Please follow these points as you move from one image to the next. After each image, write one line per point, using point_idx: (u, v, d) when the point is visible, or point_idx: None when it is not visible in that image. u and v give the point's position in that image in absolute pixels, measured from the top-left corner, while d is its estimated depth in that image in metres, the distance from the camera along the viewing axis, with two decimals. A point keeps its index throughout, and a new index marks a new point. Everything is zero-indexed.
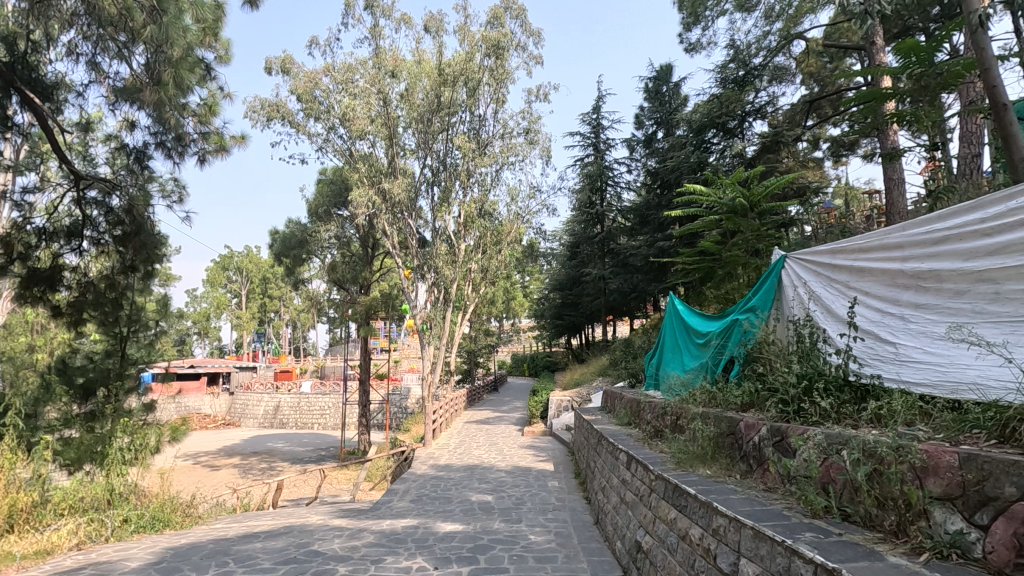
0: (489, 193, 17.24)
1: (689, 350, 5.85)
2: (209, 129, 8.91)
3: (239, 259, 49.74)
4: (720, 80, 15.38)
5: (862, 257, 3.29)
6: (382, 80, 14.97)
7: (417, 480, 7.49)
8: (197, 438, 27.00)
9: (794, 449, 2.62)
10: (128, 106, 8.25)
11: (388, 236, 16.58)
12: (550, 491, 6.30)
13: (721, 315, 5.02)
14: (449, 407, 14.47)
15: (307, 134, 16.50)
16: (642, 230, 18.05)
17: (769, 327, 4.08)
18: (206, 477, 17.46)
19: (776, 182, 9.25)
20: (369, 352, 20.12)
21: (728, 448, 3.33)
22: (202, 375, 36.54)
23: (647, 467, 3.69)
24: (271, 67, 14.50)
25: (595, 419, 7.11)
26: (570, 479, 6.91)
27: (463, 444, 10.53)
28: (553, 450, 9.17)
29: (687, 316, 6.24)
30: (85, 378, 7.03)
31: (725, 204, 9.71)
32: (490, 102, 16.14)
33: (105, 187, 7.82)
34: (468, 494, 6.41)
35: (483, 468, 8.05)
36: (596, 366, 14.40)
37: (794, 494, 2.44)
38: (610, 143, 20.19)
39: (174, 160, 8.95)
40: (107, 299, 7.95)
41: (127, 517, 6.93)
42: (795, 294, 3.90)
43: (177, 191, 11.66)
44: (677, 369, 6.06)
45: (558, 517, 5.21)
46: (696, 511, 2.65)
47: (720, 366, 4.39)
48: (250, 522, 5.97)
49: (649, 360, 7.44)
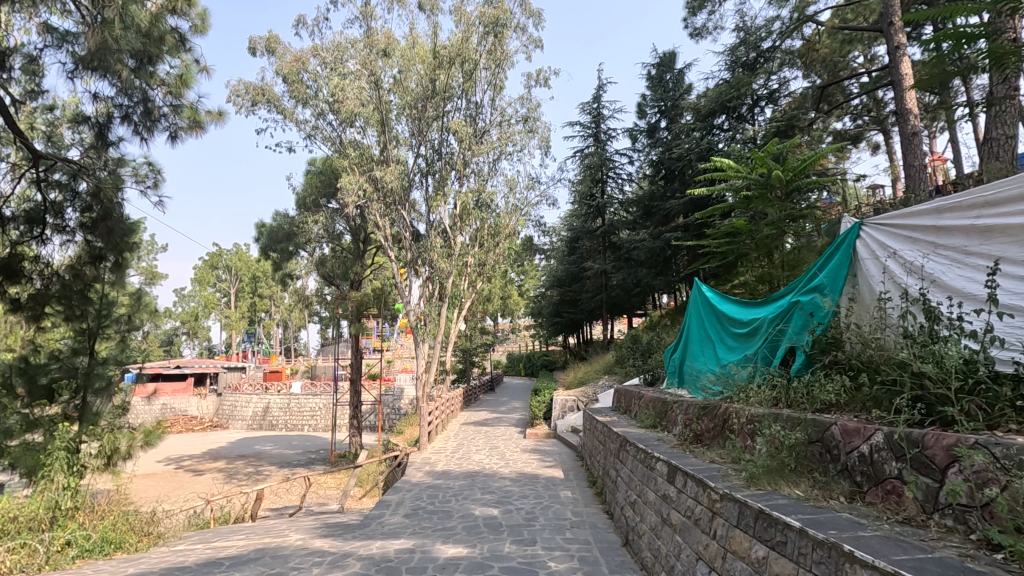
0: (486, 184, 16.48)
1: (723, 343, 5.15)
2: (181, 102, 8.09)
3: (228, 258, 48.58)
4: (729, 63, 14.66)
5: (989, 213, 2.56)
6: (373, 62, 14.17)
7: (412, 490, 6.69)
8: (182, 441, 26.06)
9: (945, 465, 1.89)
10: (88, 75, 7.40)
11: (380, 228, 15.81)
12: (564, 504, 5.54)
13: (769, 299, 4.30)
14: (445, 408, 13.66)
15: (295, 121, 15.69)
16: (647, 222, 17.36)
17: (845, 309, 3.34)
18: (189, 483, 16.57)
19: (813, 154, 8.36)
20: (361, 351, 19.30)
21: (816, 461, 2.60)
22: (189, 376, 35.50)
23: (702, 483, 2.95)
24: (255, 46, 13.61)
25: (612, 420, 6.36)
26: (585, 488, 6.14)
27: (461, 448, 9.75)
28: (560, 455, 8.40)
29: (717, 306, 5.54)
30: (49, 378, 6.23)
31: (755, 181, 8.80)
32: (487, 88, 15.44)
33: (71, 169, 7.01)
34: (471, 507, 5.63)
35: (485, 476, 7.27)
36: (601, 364, 13.66)
37: (967, 532, 1.71)
38: (611, 133, 19.45)
39: (141, 136, 8.11)
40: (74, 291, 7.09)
41: (68, 540, 6.09)
42: (881, 270, 3.16)
43: (152, 175, 10.85)
44: (708, 362, 5.36)
45: (579, 536, 4.43)
46: (807, 554, 1.91)
47: (777, 357, 3.68)
48: (218, 543, 5.15)
49: (672, 354, 6.74)
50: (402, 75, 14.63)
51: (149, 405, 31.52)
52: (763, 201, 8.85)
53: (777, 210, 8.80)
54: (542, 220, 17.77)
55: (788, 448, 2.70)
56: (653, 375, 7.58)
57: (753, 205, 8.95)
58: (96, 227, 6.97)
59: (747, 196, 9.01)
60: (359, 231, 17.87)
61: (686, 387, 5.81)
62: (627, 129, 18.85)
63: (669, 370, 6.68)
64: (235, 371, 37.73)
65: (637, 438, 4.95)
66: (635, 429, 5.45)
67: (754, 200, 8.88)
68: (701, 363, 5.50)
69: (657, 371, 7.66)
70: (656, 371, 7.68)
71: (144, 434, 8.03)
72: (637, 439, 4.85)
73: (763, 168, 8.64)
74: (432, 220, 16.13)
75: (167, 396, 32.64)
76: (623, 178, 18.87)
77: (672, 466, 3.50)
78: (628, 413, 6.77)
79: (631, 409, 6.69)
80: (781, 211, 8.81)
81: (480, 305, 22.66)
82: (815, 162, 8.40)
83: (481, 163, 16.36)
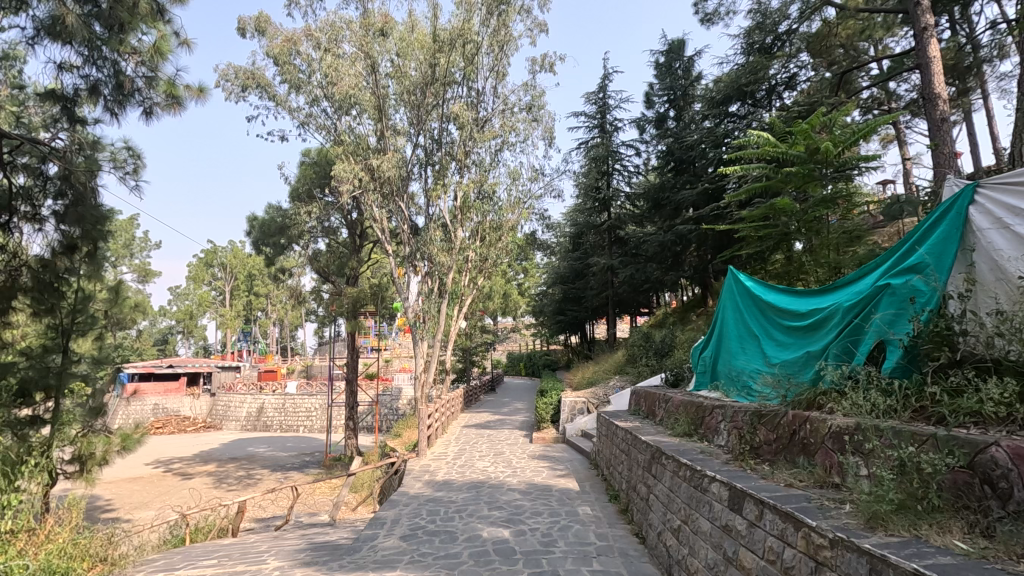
0: (488, 174, 15.77)
1: (770, 339, 4.46)
2: (157, 74, 7.36)
3: (223, 254, 47.72)
4: (744, 48, 13.90)
5: None
6: (370, 44, 13.44)
7: (409, 505, 5.96)
8: (173, 443, 25.29)
9: None
10: (50, 43, 6.63)
11: (377, 221, 15.09)
12: (584, 524, 4.83)
13: (841, 284, 3.61)
14: (446, 409, 12.94)
15: (287, 109, 14.97)
16: (657, 215, 16.62)
17: (962, 294, 2.66)
18: (176, 489, 15.85)
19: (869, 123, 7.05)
20: (357, 350, 18.59)
21: (966, 496, 1.90)
22: (181, 375, 34.67)
23: (791, 519, 2.24)
24: (245, 27, 12.86)
25: (635, 426, 5.66)
26: (606, 505, 5.42)
27: (463, 453, 9.02)
28: (572, 463, 7.68)
29: (758, 299, 4.86)
30: (19, 378, 6.31)
31: (798, 156, 7.78)
32: (489, 74, 14.81)
33: (40, 154, 6.68)
34: (478, 527, 4.92)
35: (491, 487, 6.56)
36: (609, 363, 12.94)
37: None
38: (617, 124, 18.72)
39: (114, 114, 7.42)
40: (44, 283, 6.74)
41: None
42: (1018, 243, 2.48)
43: (131, 161, 10.14)
44: (750, 359, 4.66)
45: (610, 568, 3.72)
46: None
47: (862, 352, 2.98)
48: (185, 571, 4.40)
49: (700, 352, 6.04)
50: (400, 60, 13.92)
51: (140, 405, 30.74)
52: (804, 179, 7.84)
53: (821, 191, 7.74)
54: (547, 214, 17.05)
55: (921, 473, 1.99)
56: (677, 373, 6.87)
57: (793, 182, 7.87)
58: (66, 214, 6.71)
59: (787, 172, 7.90)
60: (355, 224, 17.17)
61: (724, 392, 5.10)
62: (634, 120, 18.13)
63: (698, 373, 5.98)
64: (229, 370, 36.98)
65: (674, 447, 4.25)
66: (667, 437, 4.76)
67: (796, 176, 7.81)
68: (740, 363, 4.80)
69: (682, 369, 6.96)
70: (680, 369, 6.96)
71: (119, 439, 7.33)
72: (673, 449, 4.16)
73: (809, 140, 7.61)
74: (431, 212, 15.40)
75: (160, 396, 31.89)
76: (630, 171, 18.11)
77: (735, 488, 2.81)
78: (653, 417, 6.08)
79: (656, 412, 6.00)
80: (826, 191, 7.75)
81: (480, 302, 21.94)
82: (869, 134, 7.38)
83: (483, 153, 15.66)
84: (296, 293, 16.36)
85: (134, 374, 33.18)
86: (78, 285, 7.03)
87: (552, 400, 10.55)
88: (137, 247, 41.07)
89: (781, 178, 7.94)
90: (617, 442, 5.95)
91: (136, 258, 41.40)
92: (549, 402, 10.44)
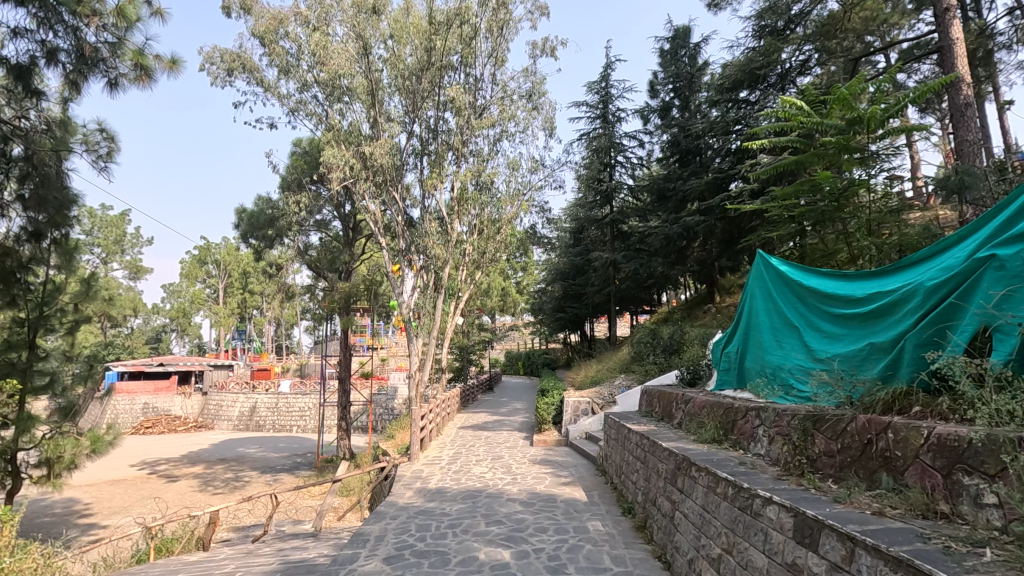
0: (486, 164, 15.11)
1: (813, 330, 3.85)
2: (123, 42, 6.69)
3: (218, 251, 46.82)
4: (756, 32, 13.19)
5: None
6: (363, 24, 12.78)
7: (397, 518, 5.32)
8: (162, 443, 24.59)
9: None
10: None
11: (370, 213, 14.44)
12: (597, 544, 4.20)
13: (918, 261, 3.02)
14: (441, 410, 12.34)
15: (276, 95, 14.33)
16: (662, 207, 15.97)
17: None
18: (159, 492, 15.18)
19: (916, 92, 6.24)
20: (351, 347, 17.93)
21: None
22: (172, 374, 33.94)
23: (907, 569, 1.61)
24: (230, 6, 12.20)
25: (652, 430, 5.02)
26: (620, 520, 4.78)
27: (459, 457, 8.37)
28: (578, 469, 7.04)
29: (796, 285, 4.24)
30: None
31: (834, 127, 6.72)
32: (487, 58, 14.27)
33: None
34: (475, 547, 4.27)
35: (490, 497, 5.92)
36: (613, 361, 12.32)
37: None
38: (620, 115, 18.07)
39: (75, 85, 6.76)
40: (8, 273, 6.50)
41: None
42: None
43: (104, 143, 9.42)
44: (789, 352, 4.04)
45: None
46: None
47: (962, 339, 2.39)
48: None
49: (724, 349, 5.40)
50: (394, 44, 13.30)
51: (130, 404, 30.06)
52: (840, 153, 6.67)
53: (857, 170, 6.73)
54: (547, 207, 16.43)
55: None
56: (694, 369, 6.26)
57: (828, 157, 6.81)
58: (27, 197, 6.45)
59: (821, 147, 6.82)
60: (348, 217, 16.53)
61: (755, 391, 4.47)
62: (638, 110, 17.46)
63: (722, 372, 5.34)
64: (223, 368, 36.33)
65: (704, 456, 3.64)
66: (692, 444, 4.14)
67: (830, 152, 6.74)
68: (776, 358, 4.18)
69: (698, 365, 6.35)
70: (696, 365, 6.35)
71: (90, 441, 7.16)
72: (703, 458, 3.55)
73: (850, 108, 6.50)
74: (427, 203, 14.75)
75: (150, 394, 31.22)
76: (634, 162, 17.47)
77: (803, 515, 2.19)
78: (670, 419, 5.47)
79: (673, 412, 5.40)
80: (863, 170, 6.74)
81: (478, 298, 21.29)
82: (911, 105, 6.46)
83: (480, 142, 15.05)
84: (286, 289, 15.72)
85: (123, 372, 32.50)
86: (49, 277, 7.10)
87: (554, 400, 9.89)
88: (129, 242, 40.40)
89: (814, 154, 6.86)
90: (630, 446, 5.35)
91: (128, 254, 40.72)
92: (550, 403, 9.78)
